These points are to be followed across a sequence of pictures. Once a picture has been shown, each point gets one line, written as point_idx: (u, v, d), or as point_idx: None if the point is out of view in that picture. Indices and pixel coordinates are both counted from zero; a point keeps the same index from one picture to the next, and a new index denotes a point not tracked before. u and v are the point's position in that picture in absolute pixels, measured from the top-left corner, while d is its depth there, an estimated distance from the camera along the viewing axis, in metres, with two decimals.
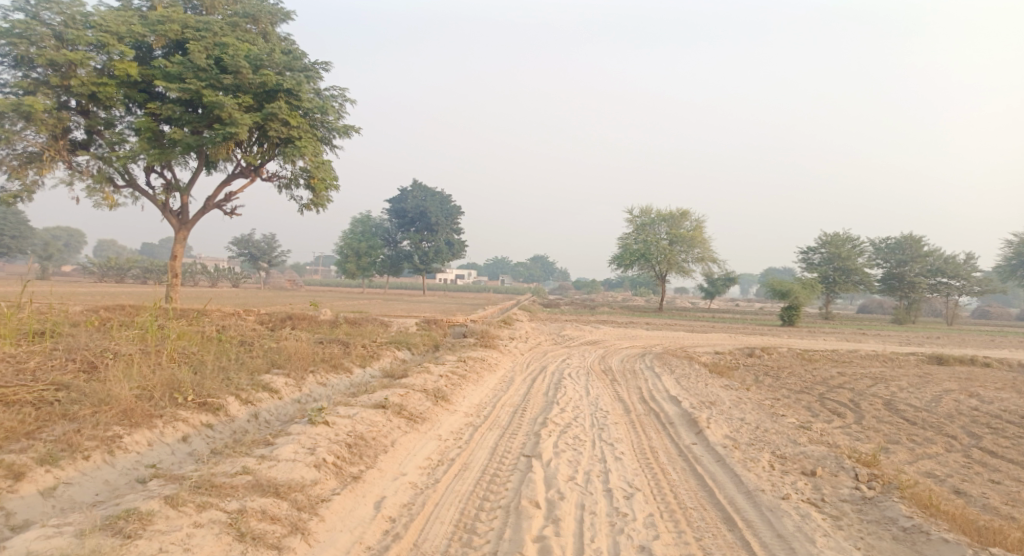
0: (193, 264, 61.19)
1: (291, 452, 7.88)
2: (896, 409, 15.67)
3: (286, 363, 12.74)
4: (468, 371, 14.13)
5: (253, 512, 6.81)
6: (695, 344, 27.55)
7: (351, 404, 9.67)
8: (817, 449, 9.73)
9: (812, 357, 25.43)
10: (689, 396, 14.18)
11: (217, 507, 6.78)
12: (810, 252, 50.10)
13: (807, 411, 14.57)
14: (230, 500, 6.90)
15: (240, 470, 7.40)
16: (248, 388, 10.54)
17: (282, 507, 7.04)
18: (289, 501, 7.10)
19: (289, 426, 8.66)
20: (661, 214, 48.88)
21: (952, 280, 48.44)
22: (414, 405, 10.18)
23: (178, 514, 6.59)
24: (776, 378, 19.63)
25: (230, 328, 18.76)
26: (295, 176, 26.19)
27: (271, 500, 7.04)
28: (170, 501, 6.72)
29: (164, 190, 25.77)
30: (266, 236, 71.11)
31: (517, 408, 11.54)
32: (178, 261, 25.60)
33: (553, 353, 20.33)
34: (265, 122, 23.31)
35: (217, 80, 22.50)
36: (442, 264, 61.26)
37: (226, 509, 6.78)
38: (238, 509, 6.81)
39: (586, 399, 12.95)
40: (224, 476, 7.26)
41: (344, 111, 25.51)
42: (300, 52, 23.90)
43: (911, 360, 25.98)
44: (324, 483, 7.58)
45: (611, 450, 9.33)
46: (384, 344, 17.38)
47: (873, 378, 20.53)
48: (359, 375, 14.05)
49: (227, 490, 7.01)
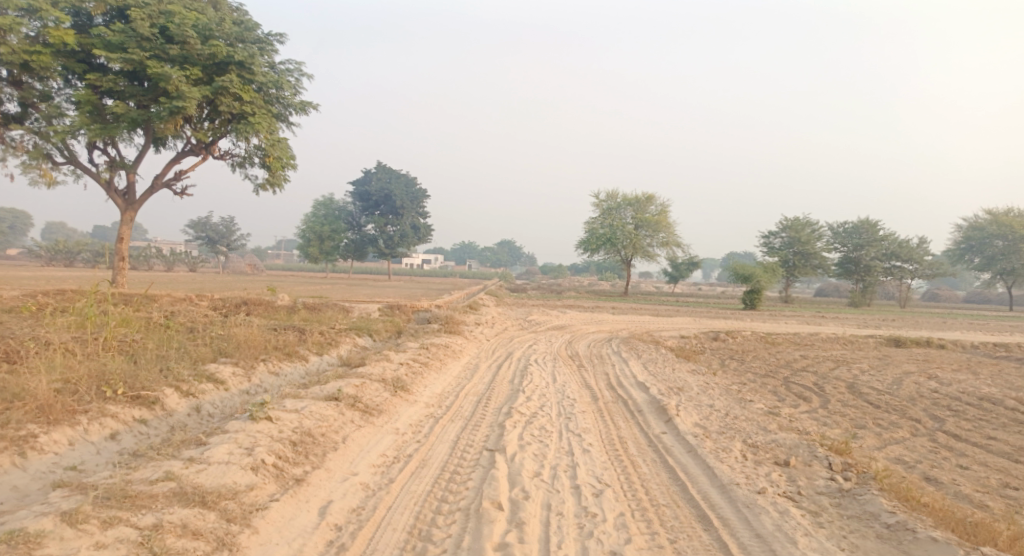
0: (147, 248, 59.30)
1: (225, 454, 7.27)
2: (860, 393, 15.51)
3: (234, 352, 12.02)
4: (429, 358, 13.54)
5: (171, 528, 6.19)
6: (660, 328, 27.30)
7: (301, 396, 9.03)
8: (790, 437, 9.38)
9: (775, 340, 25.37)
10: (657, 382, 13.81)
11: (127, 523, 6.14)
12: (770, 236, 50.31)
13: (774, 396, 14.29)
14: (144, 514, 6.27)
15: (162, 477, 6.78)
16: (190, 380, 9.84)
17: (209, 518, 6.43)
18: (217, 512, 6.49)
19: (227, 423, 8.00)
20: (626, 197, 48.67)
21: (906, 264, 49.16)
22: (369, 397, 9.57)
23: (75, 534, 5.94)
24: (741, 362, 19.41)
25: (180, 314, 17.86)
26: (249, 155, 25.21)
27: (195, 511, 6.41)
28: (67, 518, 6.06)
29: (108, 168, 24.61)
30: (223, 220, 69.31)
31: (480, 397, 11.00)
32: (124, 243, 24.43)
33: (517, 338, 19.84)
34: (216, 97, 22.31)
35: (162, 50, 21.46)
36: (407, 249, 60.52)
37: (138, 525, 6.16)
38: (153, 524, 6.19)
39: (552, 386, 12.47)
40: (142, 484, 6.64)
41: (300, 86, 24.58)
42: (253, 23, 22.92)
43: (870, 343, 26.10)
44: (262, 488, 6.98)
45: (579, 442, 8.85)
46: (343, 330, 16.70)
47: (835, 361, 20.45)
48: (314, 363, 13.39)
49: (143, 501, 6.39)
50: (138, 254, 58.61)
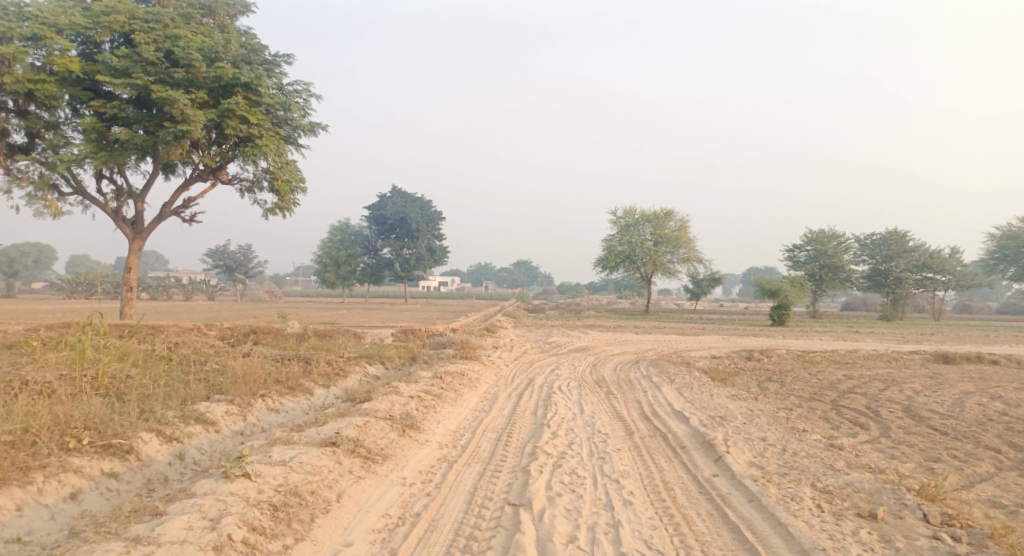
0: (165, 277, 58.96)
1: (182, 530, 6.16)
2: (918, 417, 14.05)
3: (229, 388, 10.90)
4: (443, 389, 12.33)
5: None
6: (688, 347, 25.90)
7: (294, 442, 7.88)
8: (865, 479, 8.10)
9: (813, 359, 23.90)
10: (695, 410, 12.49)
11: None
12: (795, 249, 48.76)
13: (825, 424, 12.91)
14: None
15: None
16: (175, 422, 8.73)
17: None
18: None
19: (196, 484, 6.88)
20: (644, 214, 47.47)
21: (938, 275, 47.28)
22: (373, 439, 8.39)
23: None
24: (780, 384, 17.99)
25: (184, 345, 16.87)
26: (258, 179, 24.39)
27: None
28: None
29: (115, 196, 23.88)
30: (241, 247, 68.95)
31: (500, 434, 9.77)
32: (133, 272, 23.51)
33: (540, 362, 18.62)
34: (222, 120, 21.51)
35: (167, 74, 20.71)
36: (424, 273, 59.59)
37: None
38: None
39: (580, 418, 11.21)
40: None
41: (309, 107, 23.78)
42: (260, 45, 22.17)
43: (916, 360, 24.50)
44: None
45: (617, 492, 7.61)
46: (353, 359, 15.55)
47: (883, 381, 18.98)
48: (321, 398, 12.22)
49: None
50: (157, 284, 58.19)
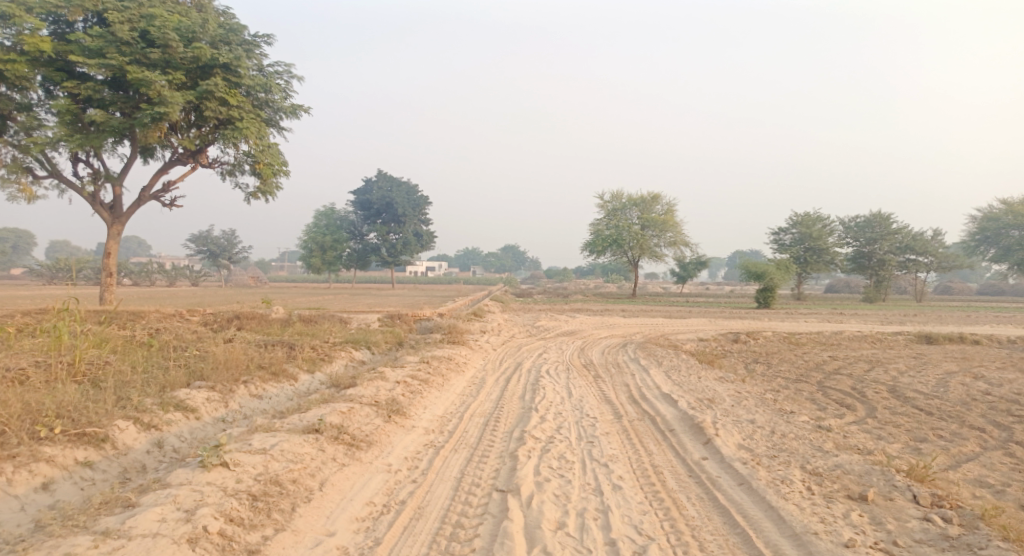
0: (148, 263, 58.30)
1: (154, 522, 6.02)
2: (904, 397, 14.07)
3: (210, 374, 10.67)
4: (430, 374, 12.16)
5: None
6: (675, 330, 25.88)
7: (276, 430, 7.71)
8: (854, 461, 8.05)
9: (799, 341, 23.95)
10: (684, 393, 12.41)
11: None
12: (780, 232, 48.86)
13: (813, 405, 12.89)
14: None
15: None
16: (154, 409, 8.54)
17: None
18: None
19: (172, 473, 6.73)
20: (631, 198, 47.37)
21: (921, 257, 47.56)
22: (358, 426, 8.22)
23: None
24: (767, 366, 17.97)
25: (165, 332, 16.60)
26: (239, 162, 24.01)
27: None
28: None
29: (92, 180, 23.43)
30: (225, 233, 68.25)
31: (487, 419, 9.64)
32: (112, 258, 23.11)
33: (527, 346, 18.50)
34: (201, 102, 21.09)
35: (143, 55, 20.25)
36: (411, 257, 59.25)
37: None
38: None
39: (568, 402, 11.10)
40: None
41: (291, 89, 23.40)
42: (239, 25, 21.72)
43: (900, 341, 24.61)
44: None
45: (606, 476, 7.52)
46: (338, 344, 15.35)
47: (869, 362, 19.03)
48: (305, 383, 12.02)
49: None
50: (140, 270, 57.51)
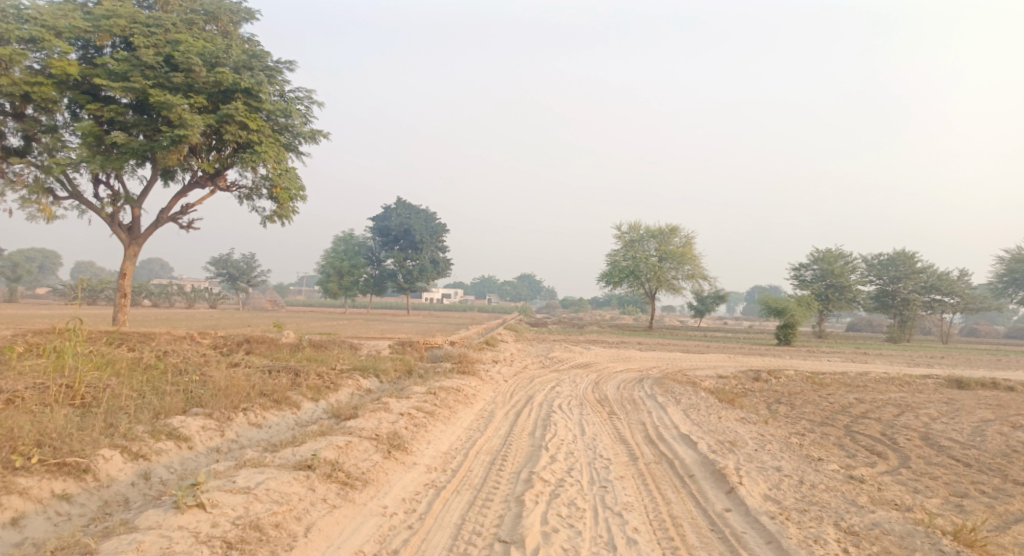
0: (167, 284, 58.52)
1: None
2: (938, 446, 13.32)
3: (208, 401, 10.23)
4: (437, 406, 11.64)
5: None
6: (693, 366, 25.14)
7: (265, 465, 7.24)
8: (889, 520, 7.43)
9: (823, 381, 23.14)
10: (704, 434, 11.79)
11: None
12: (802, 268, 48.02)
13: (840, 451, 12.20)
14: None
15: None
16: (143, 438, 8.14)
17: None
18: None
19: (145, 513, 6.30)
20: (650, 229, 46.85)
21: (947, 298, 46.43)
22: (354, 462, 7.72)
23: None
24: (790, 407, 17.24)
25: (172, 354, 16.24)
26: (257, 186, 23.83)
27: None
28: None
29: (111, 201, 23.34)
30: (244, 256, 68.40)
31: (494, 457, 9.09)
32: (127, 279, 22.89)
33: (541, 378, 17.94)
34: (221, 125, 20.93)
35: (166, 79, 20.12)
36: (427, 284, 58.91)
37: None
38: None
39: (581, 441, 10.52)
40: None
41: (311, 114, 23.27)
42: (262, 51, 21.65)
43: (929, 385, 23.70)
44: None
45: (620, 529, 6.97)
46: (345, 372, 14.87)
47: (897, 406, 18.22)
48: (308, 412, 11.54)
49: None
50: (159, 290, 57.67)
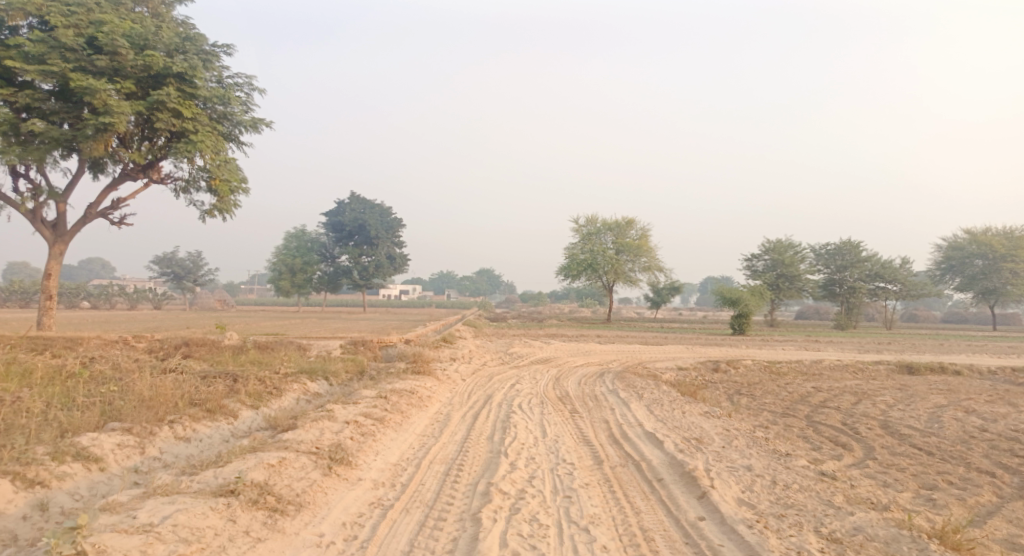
0: (108, 286, 56.18)
1: None
2: (901, 435, 13.03)
3: (128, 414, 9.27)
4: (387, 412, 10.80)
5: None
6: (651, 358, 24.70)
7: (179, 494, 6.56)
8: (865, 530, 7.06)
9: (780, 371, 22.91)
10: (670, 432, 11.20)
11: None
12: (753, 258, 48.25)
13: (806, 445, 11.78)
14: None
15: None
16: (43, 462, 7.60)
17: None
18: None
19: None
20: (605, 222, 46.52)
21: (891, 285, 47.15)
22: (286, 484, 7.02)
23: None
24: (752, 399, 16.85)
25: (102, 361, 15.08)
26: (194, 178, 22.58)
27: None
28: None
29: (34, 196, 21.82)
30: (190, 255, 66.13)
31: (449, 466, 8.40)
32: (52, 279, 21.37)
33: (498, 376, 17.22)
34: (152, 113, 19.65)
35: (89, 62, 18.73)
36: (383, 280, 57.60)
37: None
38: None
39: (542, 444, 9.83)
40: None
41: (251, 102, 22.11)
42: (196, 34, 20.35)
43: (882, 372, 23.67)
44: None
45: (588, 548, 6.54)
46: (290, 375, 13.91)
47: (855, 394, 18.02)
48: (246, 421, 10.59)
49: None
50: (101, 293, 55.30)
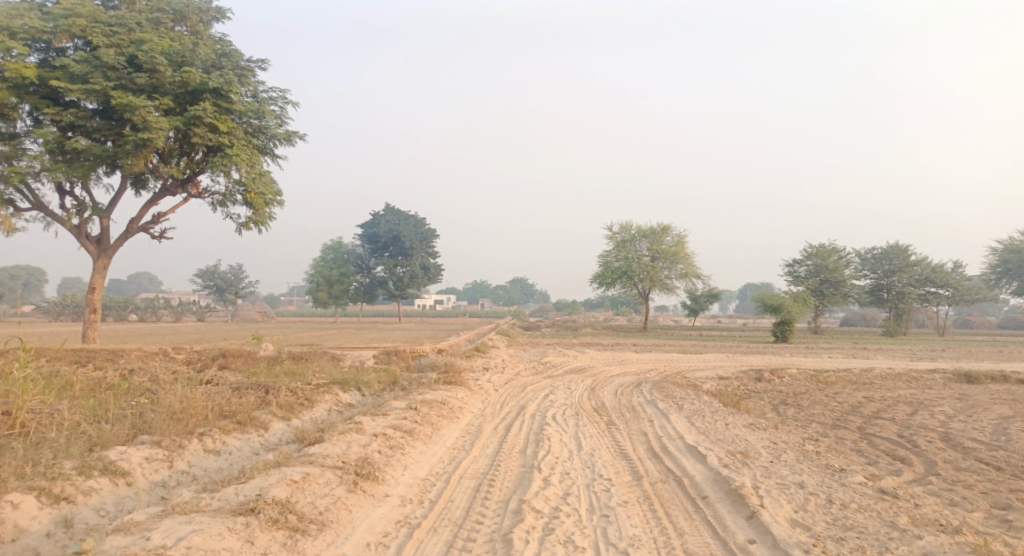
0: (153, 298, 57.22)
1: None
2: (963, 448, 12.32)
3: (158, 426, 9.12)
4: (417, 424, 10.51)
5: None
6: (691, 367, 24.08)
7: (198, 512, 6.39)
8: None
9: (828, 380, 22.11)
10: (712, 445, 10.72)
11: None
12: (795, 264, 47.14)
13: (860, 459, 11.19)
14: None
15: None
16: (70, 476, 7.43)
17: None
18: None
19: None
20: (641, 229, 45.87)
21: (942, 290, 45.58)
22: (308, 502, 6.79)
23: None
24: (799, 409, 16.19)
25: (138, 372, 15.09)
26: (230, 191, 22.71)
27: None
28: None
29: (77, 212, 22.12)
30: (231, 267, 67.07)
31: (480, 481, 8.11)
32: (96, 293, 21.57)
33: (533, 386, 16.84)
34: (189, 128, 19.76)
35: (129, 80, 18.91)
36: (418, 290, 57.67)
37: None
38: None
39: (578, 458, 9.44)
40: None
41: (286, 115, 22.18)
42: (232, 50, 20.46)
43: (937, 380, 22.68)
44: None
45: None
46: (322, 387, 13.72)
47: (909, 404, 17.22)
48: (277, 433, 10.38)
49: None
50: (146, 305, 56.34)
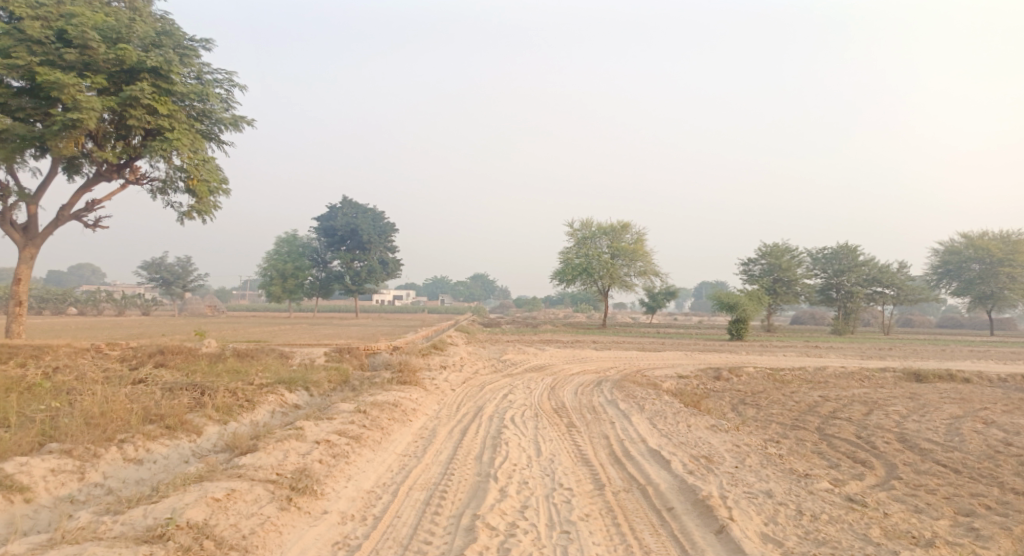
0: (95, 291, 54.94)
1: None
2: (922, 450, 12.10)
3: (71, 433, 8.24)
4: (365, 429, 9.80)
5: None
6: (649, 365, 23.71)
7: (93, 542, 5.78)
8: None
9: (784, 379, 21.96)
10: (676, 449, 10.23)
11: None
12: (749, 263, 47.40)
13: (824, 462, 10.84)
14: None
15: None
16: None
17: None
18: None
19: None
20: (601, 226, 45.68)
21: (887, 290, 46.24)
22: (227, 527, 6.16)
23: None
24: (758, 409, 15.89)
25: (65, 370, 14.00)
26: (171, 178, 21.55)
27: None
28: None
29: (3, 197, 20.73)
30: (179, 259, 64.85)
31: (430, 492, 7.48)
32: (22, 283, 20.22)
33: (490, 385, 16.19)
34: (124, 109, 18.59)
35: (57, 56, 17.67)
36: (376, 285, 56.61)
37: None
38: None
39: (536, 465, 8.86)
40: None
41: (232, 99, 21.13)
42: (173, 28, 19.38)
43: (889, 380, 22.70)
44: None
45: None
46: (266, 386, 12.85)
47: (865, 403, 17.07)
48: (212, 438, 9.51)
49: None
50: (87, 298, 54.06)
